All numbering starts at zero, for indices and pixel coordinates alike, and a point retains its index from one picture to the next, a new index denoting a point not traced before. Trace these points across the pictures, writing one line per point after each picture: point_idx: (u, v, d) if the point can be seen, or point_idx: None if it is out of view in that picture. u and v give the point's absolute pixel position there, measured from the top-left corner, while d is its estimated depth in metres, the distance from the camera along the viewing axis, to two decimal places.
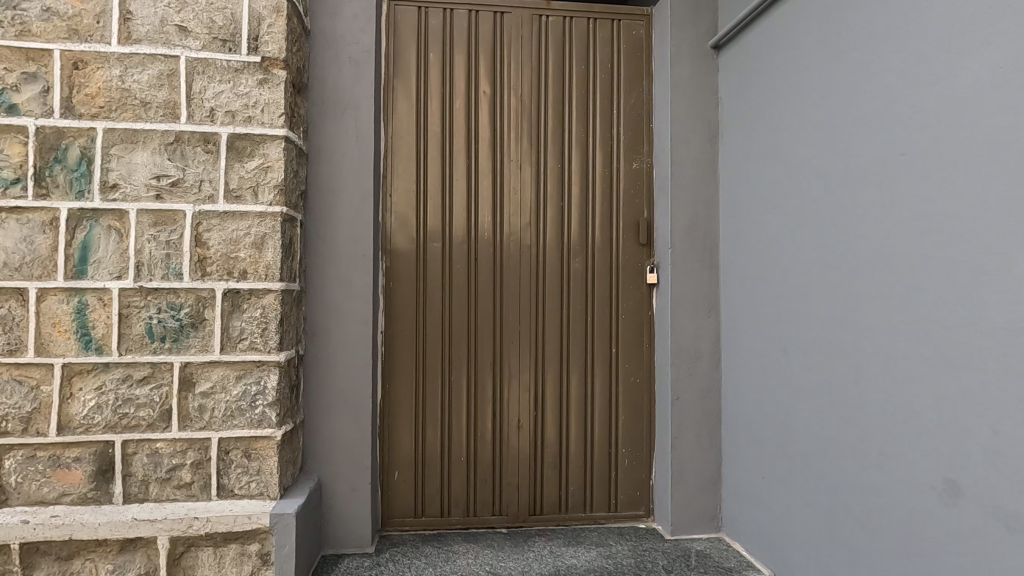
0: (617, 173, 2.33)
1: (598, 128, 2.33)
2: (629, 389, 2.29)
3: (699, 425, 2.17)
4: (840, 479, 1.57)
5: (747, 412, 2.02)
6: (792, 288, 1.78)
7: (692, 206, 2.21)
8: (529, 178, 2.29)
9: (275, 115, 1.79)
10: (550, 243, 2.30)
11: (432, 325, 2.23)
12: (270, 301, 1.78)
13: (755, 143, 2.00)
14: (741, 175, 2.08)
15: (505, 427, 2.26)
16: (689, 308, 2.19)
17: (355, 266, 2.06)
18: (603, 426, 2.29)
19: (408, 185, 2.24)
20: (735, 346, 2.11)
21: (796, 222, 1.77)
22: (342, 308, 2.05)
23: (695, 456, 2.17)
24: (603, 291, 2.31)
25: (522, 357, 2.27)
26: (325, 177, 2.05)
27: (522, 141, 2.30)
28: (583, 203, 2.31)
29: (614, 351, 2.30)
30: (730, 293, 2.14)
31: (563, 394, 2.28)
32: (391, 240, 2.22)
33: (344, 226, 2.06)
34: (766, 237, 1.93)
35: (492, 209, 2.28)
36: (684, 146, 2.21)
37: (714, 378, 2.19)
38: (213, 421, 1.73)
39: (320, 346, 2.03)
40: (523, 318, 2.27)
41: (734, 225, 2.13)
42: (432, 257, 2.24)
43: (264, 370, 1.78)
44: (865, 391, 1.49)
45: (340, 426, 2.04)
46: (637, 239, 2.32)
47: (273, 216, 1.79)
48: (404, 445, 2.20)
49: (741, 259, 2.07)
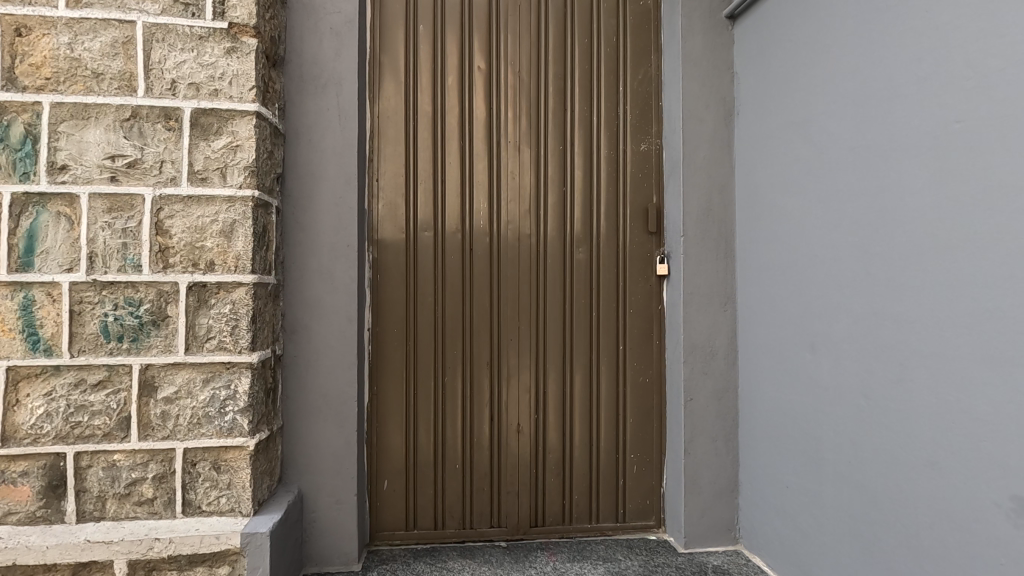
0: (624, 155, 2.15)
1: (603, 106, 2.14)
2: (638, 389, 2.12)
3: (714, 428, 2.00)
4: (881, 491, 1.40)
5: (767, 414, 1.85)
6: (822, 279, 1.60)
7: (706, 190, 2.03)
8: (528, 162, 2.12)
9: (245, 87, 1.61)
10: (551, 233, 2.11)
11: (423, 322, 2.05)
12: (241, 296, 1.60)
13: (777, 119, 1.82)
14: (761, 155, 1.90)
15: (504, 432, 2.08)
16: (703, 301, 2.01)
17: (338, 257, 1.88)
18: (610, 429, 2.11)
19: (396, 170, 2.06)
20: (753, 342, 1.94)
21: (825, 205, 1.59)
22: (324, 303, 1.87)
23: (710, 462, 2.00)
24: (610, 284, 2.13)
25: (522, 355, 2.09)
26: (304, 159, 1.87)
27: (521, 121, 2.11)
28: (587, 189, 2.13)
29: (621, 349, 2.12)
30: (748, 285, 1.97)
31: (566, 396, 2.10)
32: (378, 229, 2.04)
33: (327, 213, 1.88)
34: (789, 222, 1.75)
35: (488, 195, 2.10)
36: (697, 125, 2.03)
37: (730, 377, 2.02)
38: (178, 429, 1.55)
39: (299, 346, 1.85)
40: (522, 314, 2.10)
41: (752, 211, 1.95)
42: (423, 248, 2.06)
43: (235, 373, 1.59)
44: (911, 393, 1.31)
45: (323, 432, 1.86)
46: (645, 228, 2.14)
47: (244, 200, 1.60)
48: (395, 451, 2.03)
49: (761, 246, 1.90)
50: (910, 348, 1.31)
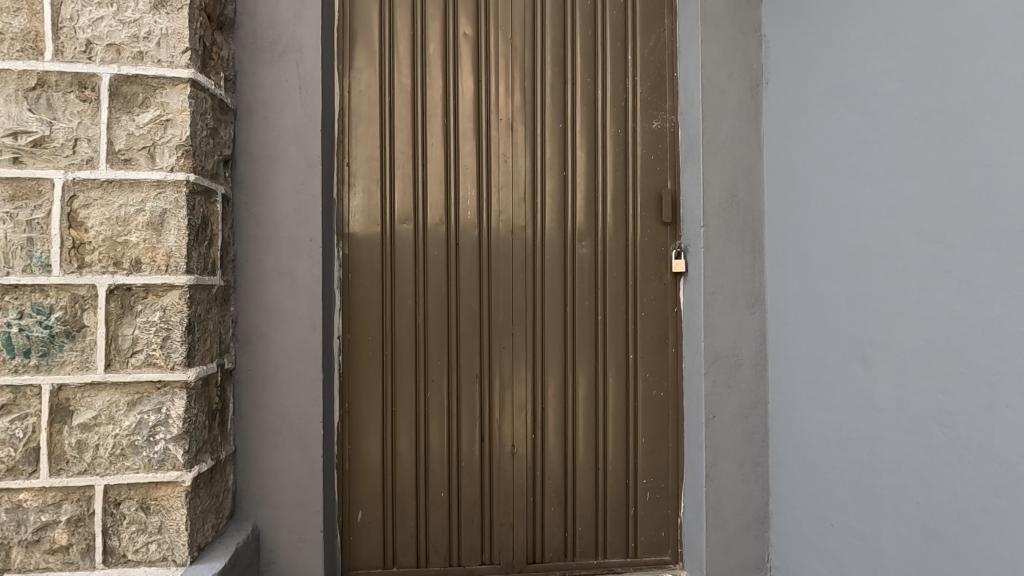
0: (633, 134, 1.85)
1: (608, 77, 1.85)
2: (651, 405, 1.83)
3: (740, 451, 1.71)
4: (962, 543, 1.12)
5: (806, 435, 1.57)
6: (879, 276, 1.31)
7: (729, 173, 1.74)
8: (522, 143, 1.83)
9: (177, 49, 1.34)
10: (549, 226, 1.83)
11: (403, 328, 1.78)
12: (173, 301, 1.32)
13: (818, 86, 1.52)
14: (796, 130, 1.61)
15: (497, 456, 1.81)
16: (727, 302, 1.72)
17: (299, 254, 1.61)
18: (619, 450, 1.83)
19: (370, 153, 1.78)
20: (787, 351, 1.65)
21: (884, 186, 1.30)
22: (283, 308, 1.59)
23: (736, 490, 1.71)
24: (617, 284, 1.84)
25: (516, 367, 1.82)
26: (259, 140, 1.60)
27: (514, 96, 1.83)
28: (592, 173, 1.84)
29: (630, 358, 1.84)
30: (780, 283, 1.68)
31: (568, 413, 1.83)
32: (349, 222, 1.77)
33: (285, 202, 1.61)
34: (833, 208, 1.46)
35: (476, 182, 1.82)
36: (718, 97, 1.74)
37: (760, 391, 1.73)
38: (97, 462, 1.28)
39: (255, 358, 1.58)
40: (516, 319, 1.82)
41: (785, 197, 1.66)
42: (401, 244, 1.78)
43: (167, 393, 1.32)
44: (1007, 425, 1.03)
45: (283, 458, 1.59)
46: (658, 218, 1.85)
47: (176, 185, 1.33)
48: (370, 478, 1.76)
49: (796, 238, 1.61)
50: (1007, 364, 1.03)
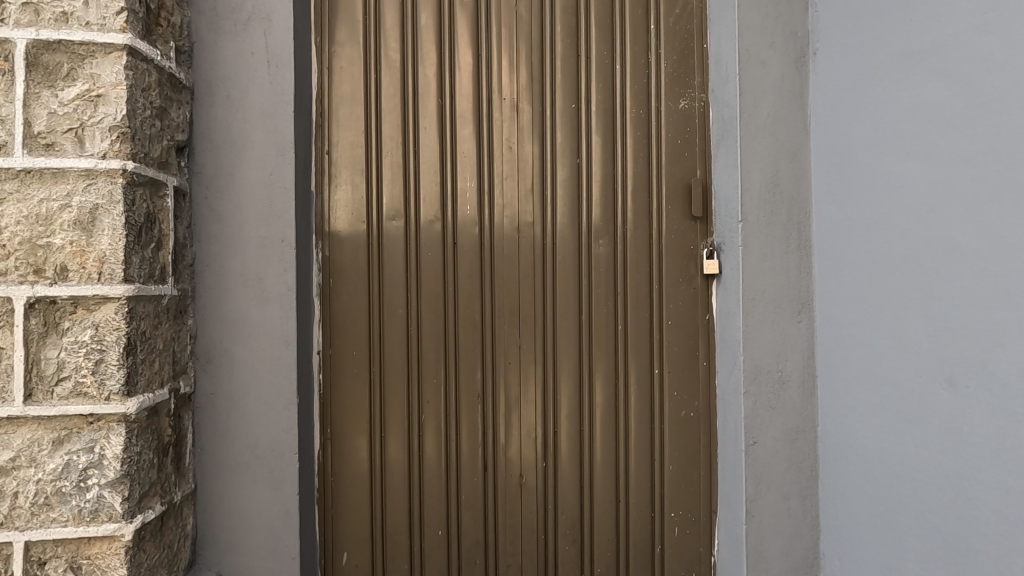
0: (656, 115, 1.60)
1: (627, 49, 1.60)
2: (680, 427, 1.59)
3: (786, 482, 1.47)
4: None
5: (872, 467, 1.33)
6: (982, 281, 1.08)
7: (771, 158, 1.49)
8: (528, 127, 1.59)
9: (112, 10, 1.10)
10: (561, 222, 1.59)
11: (393, 341, 1.54)
12: (107, 316, 1.09)
13: (886, 52, 1.28)
14: (855, 106, 1.36)
15: (502, 487, 1.57)
16: (769, 309, 1.48)
17: (268, 256, 1.37)
18: (642, 480, 1.59)
19: (354, 139, 1.54)
20: (843, 367, 1.41)
21: (979, 176, 1.09)
22: (250, 320, 1.36)
23: (781, 529, 1.47)
24: (640, 288, 1.60)
25: (524, 383, 1.58)
26: (221, 123, 1.36)
27: (519, 71, 1.59)
28: (609, 160, 1.60)
29: (655, 374, 1.60)
30: (834, 287, 1.43)
31: (584, 437, 1.59)
32: (330, 219, 1.54)
33: (252, 196, 1.37)
34: (913, 197, 1.21)
35: (476, 172, 1.58)
36: (758, 69, 1.49)
37: (808, 412, 1.49)
38: (16, 515, 1.05)
39: (218, 379, 1.35)
40: (523, 329, 1.58)
41: (839, 185, 1.41)
42: (390, 244, 1.55)
43: (102, 428, 1.09)
44: None
45: (252, 497, 1.35)
46: (687, 211, 1.60)
47: (109, 175, 1.09)
48: (355, 515, 1.53)
49: (856, 234, 1.36)
50: None
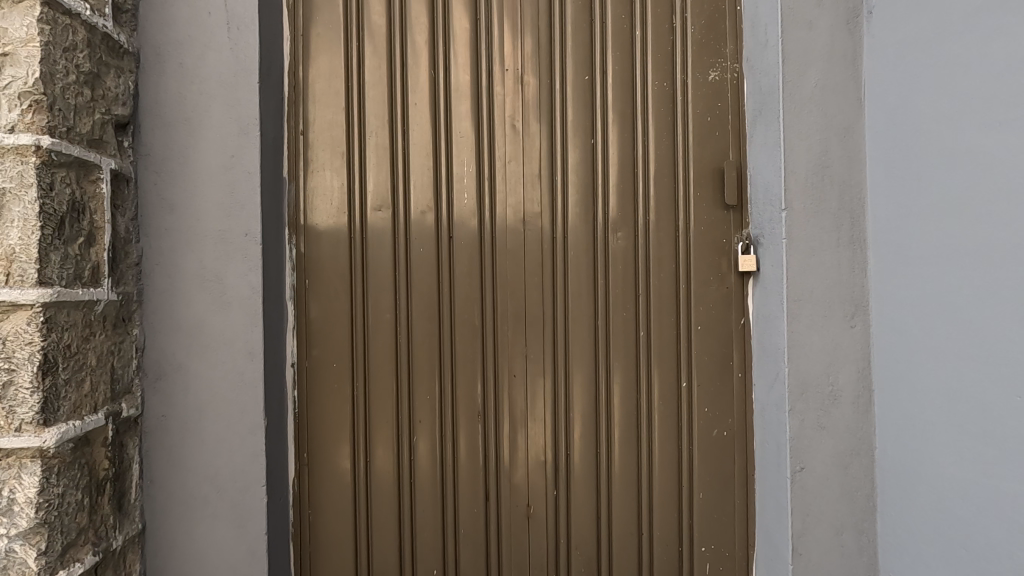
0: (683, 88, 1.39)
1: (649, 11, 1.39)
2: (711, 448, 1.38)
3: (838, 515, 1.26)
4: None
5: (948, 500, 1.12)
6: None
7: (819, 135, 1.27)
8: (535, 102, 1.38)
9: None
10: (573, 213, 1.38)
11: (380, 351, 1.33)
12: (17, 327, 0.88)
13: (969, 7, 1.08)
14: (927, 72, 1.15)
15: (507, 519, 1.37)
16: (817, 313, 1.26)
17: (229, 253, 1.16)
18: (669, 511, 1.38)
19: (332, 117, 1.33)
20: (909, 380, 1.20)
21: None
22: (208, 329, 1.15)
23: (833, 569, 1.26)
24: (665, 289, 1.38)
25: (531, 399, 1.37)
26: (173, 96, 1.15)
27: (524, 37, 1.37)
28: (628, 141, 1.39)
29: (682, 387, 1.38)
30: (897, 287, 1.22)
31: (601, 461, 1.38)
32: (306, 210, 1.33)
33: (209, 183, 1.16)
34: (1007, 177, 1.02)
35: (475, 156, 1.37)
36: (804, 32, 1.27)
37: (863, 432, 1.28)
38: None
39: (170, 399, 1.14)
40: (531, 337, 1.37)
41: (905, 166, 1.20)
42: (376, 239, 1.34)
43: (13, 466, 0.88)
44: None
45: (213, 538, 1.15)
46: (719, 199, 1.39)
47: (18, 153, 0.88)
48: (336, 554, 1.32)
49: (930, 223, 1.15)
50: None
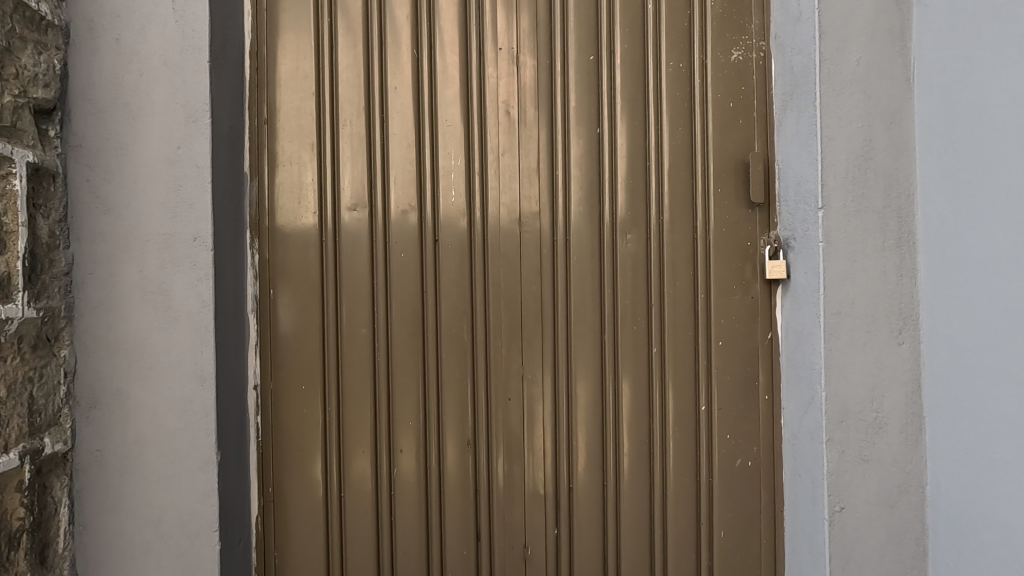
0: (702, 70, 1.22)
1: None
2: (733, 480, 1.21)
3: (882, 561, 1.09)
4: None
5: (1017, 552, 0.95)
6: None
7: (862, 123, 1.10)
8: (532, 87, 1.21)
9: None
10: (575, 212, 1.21)
11: (355, 371, 1.17)
12: None
13: None
14: (992, 48, 0.97)
15: (501, 561, 1.20)
16: (859, 328, 1.09)
17: (175, 262, 1.00)
18: (684, 552, 1.21)
19: (300, 103, 1.17)
20: (969, 408, 1.02)
21: None
22: (150, 349, 0.99)
23: None
24: (681, 299, 1.21)
25: (528, 424, 1.20)
26: (109, 77, 0.99)
27: (520, 12, 1.20)
28: (639, 131, 1.21)
29: (701, 412, 1.21)
30: (954, 299, 1.04)
31: (607, 495, 1.21)
32: (270, 211, 1.16)
33: (151, 179, 1.00)
34: None
35: (464, 148, 1.20)
36: (843, 3, 1.10)
37: (911, 466, 1.10)
38: None
39: (107, 431, 0.98)
40: (528, 354, 1.20)
41: (966, 159, 1.02)
42: (350, 243, 1.17)
43: None
44: None
45: None
46: (742, 197, 1.22)
47: None
48: None
49: (997, 226, 0.97)
50: None
